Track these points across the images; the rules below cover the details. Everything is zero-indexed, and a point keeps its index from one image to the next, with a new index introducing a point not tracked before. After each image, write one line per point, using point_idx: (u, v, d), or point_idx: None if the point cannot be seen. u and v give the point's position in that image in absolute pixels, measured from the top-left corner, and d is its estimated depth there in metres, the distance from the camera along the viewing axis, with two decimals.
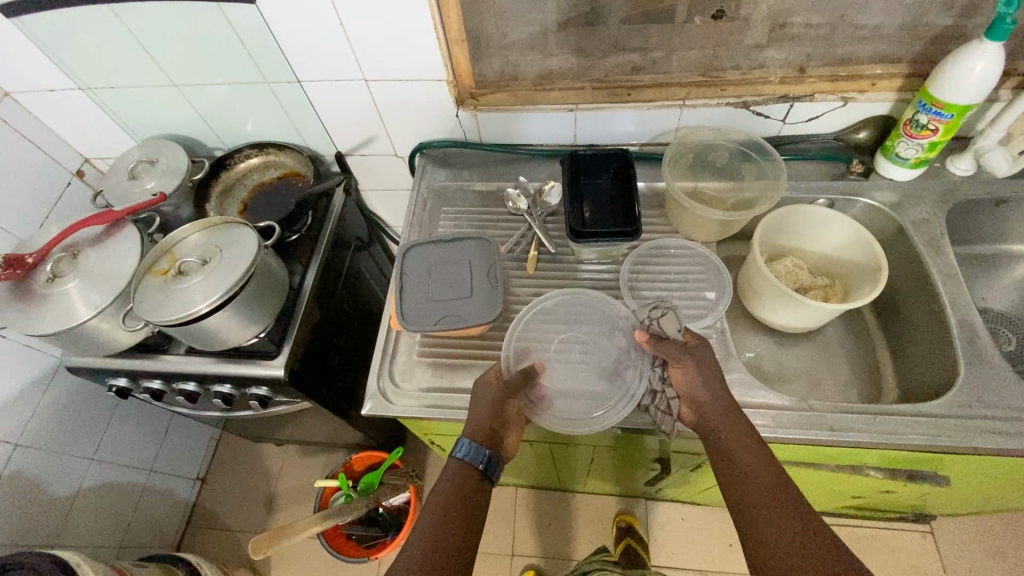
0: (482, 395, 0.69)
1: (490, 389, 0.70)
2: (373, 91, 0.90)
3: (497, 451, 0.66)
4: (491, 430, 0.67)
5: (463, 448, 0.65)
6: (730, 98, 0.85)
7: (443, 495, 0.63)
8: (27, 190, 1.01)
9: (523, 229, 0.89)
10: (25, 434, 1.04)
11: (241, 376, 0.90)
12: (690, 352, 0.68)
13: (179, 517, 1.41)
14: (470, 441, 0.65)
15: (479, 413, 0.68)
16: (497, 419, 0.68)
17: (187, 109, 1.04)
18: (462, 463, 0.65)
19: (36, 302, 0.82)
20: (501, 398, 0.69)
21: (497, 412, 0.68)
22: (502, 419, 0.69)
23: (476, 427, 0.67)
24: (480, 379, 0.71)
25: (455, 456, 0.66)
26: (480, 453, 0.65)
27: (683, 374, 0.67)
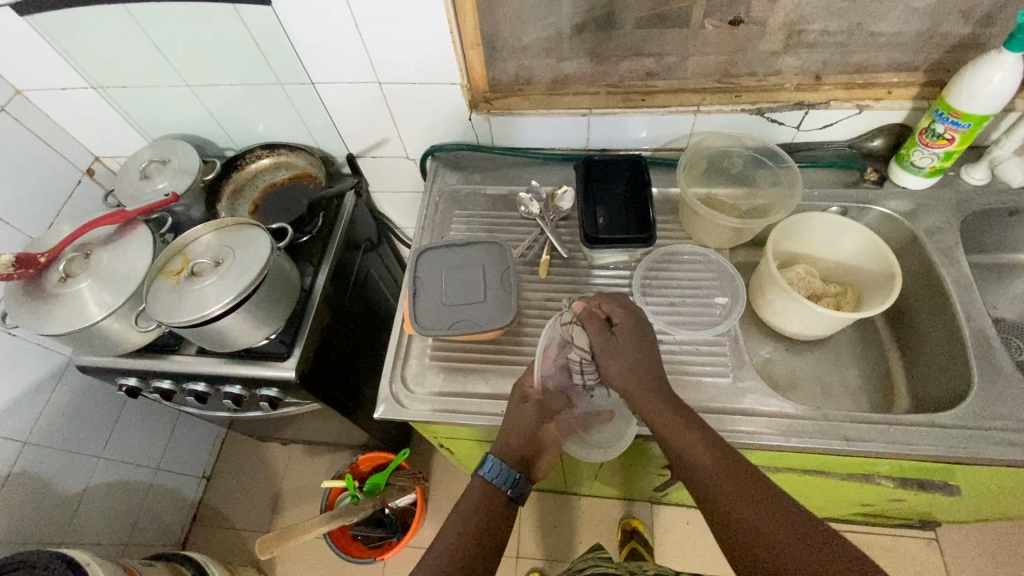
0: (521, 414, 0.69)
1: (527, 409, 0.69)
2: (386, 93, 0.90)
3: (523, 475, 0.67)
4: (521, 455, 0.68)
5: (488, 466, 0.67)
6: (745, 105, 0.85)
7: (466, 510, 0.65)
8: (38, 188, 1.01)
9: (536, 233, 0.89)
10: (33, 432, 1.04)
11: (252, 378, 0.90)
12: (611, 337, 0.67)
13: (185, 515, 1.41)
14: (496, 459, 0.67)
15: (512, 435, 0.68)
16: (530, 444, 0.68)
17: (199, 110, 1.04)
18: (486, 482, 0.66)
19: (49, 302, 0.82)
20: (540, 424, 0.69)
21: (532, 436, 0.68)
22: (534, 444, 0.69)
23: (507, 448, 0.68)
24: (517, 396, 0.70)
25: (480, 474, 0.67)
26: (504, 474, 0.66)
27: (610, 357, 0.66)
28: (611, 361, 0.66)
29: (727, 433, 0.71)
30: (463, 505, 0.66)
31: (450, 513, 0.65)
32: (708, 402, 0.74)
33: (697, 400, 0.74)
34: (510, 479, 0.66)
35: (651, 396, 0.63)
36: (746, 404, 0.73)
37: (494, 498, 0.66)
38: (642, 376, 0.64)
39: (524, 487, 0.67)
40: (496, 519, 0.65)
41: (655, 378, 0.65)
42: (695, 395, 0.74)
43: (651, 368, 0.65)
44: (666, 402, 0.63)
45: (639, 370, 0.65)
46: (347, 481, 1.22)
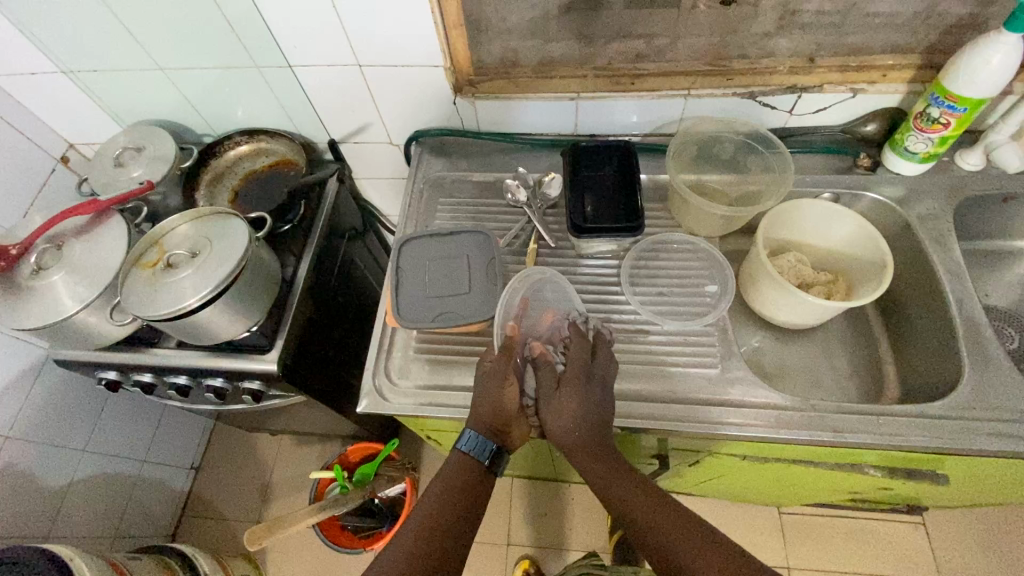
0: (486, 385, 0.68)
1: (492, 377, 0.68)
2: (366, 75, 0.87)
3: (501, 446, 0.68)
4: (497, 427, 0.68)
5: (466, 440, 0.67)
6: (737, 88, 0.83)
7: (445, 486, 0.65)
8: (10, 177, 0.98)
9: (522, 222, 0.86)
10: (14, 426, 1.02)
11: (234, 371, 0.88)
12: (554, 391, 0.68)
13: (173, 506, 1.40)
14: (473, 433, 0.66)
15: (484, 407, 0.67)
16: (502, 414, 0.68)
17: (175, 96, 1.00)
18: (465, 455, 0.67)
19: (21, 296, 0.79)
20: (504, 387, 0.68)
21: (501, 405, 0.68)
22: (506, 415, 0.68)
23: (481, 418, 0.67)
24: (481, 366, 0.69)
25: (459, 448, 0.67)
26: (482, 446, 0.66)
27: (553, 415, 0.67)
28: (553, 413, 0.67)
29: (715, 424, 0.70)
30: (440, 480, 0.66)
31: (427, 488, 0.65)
32: (697, 394, 0.73)
33: (686, 392, 0.73)
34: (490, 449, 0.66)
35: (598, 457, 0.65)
36: (735, 395, 0.72)
37: (476, 468, 0.67)
38: (584, 432, 0.65)
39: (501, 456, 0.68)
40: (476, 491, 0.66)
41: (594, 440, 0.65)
42: (684, 387, 0.73)
43: (590, 425, 0.65)
44: (607, 464, 0.64)
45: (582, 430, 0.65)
46: (336, 472, 1.23)
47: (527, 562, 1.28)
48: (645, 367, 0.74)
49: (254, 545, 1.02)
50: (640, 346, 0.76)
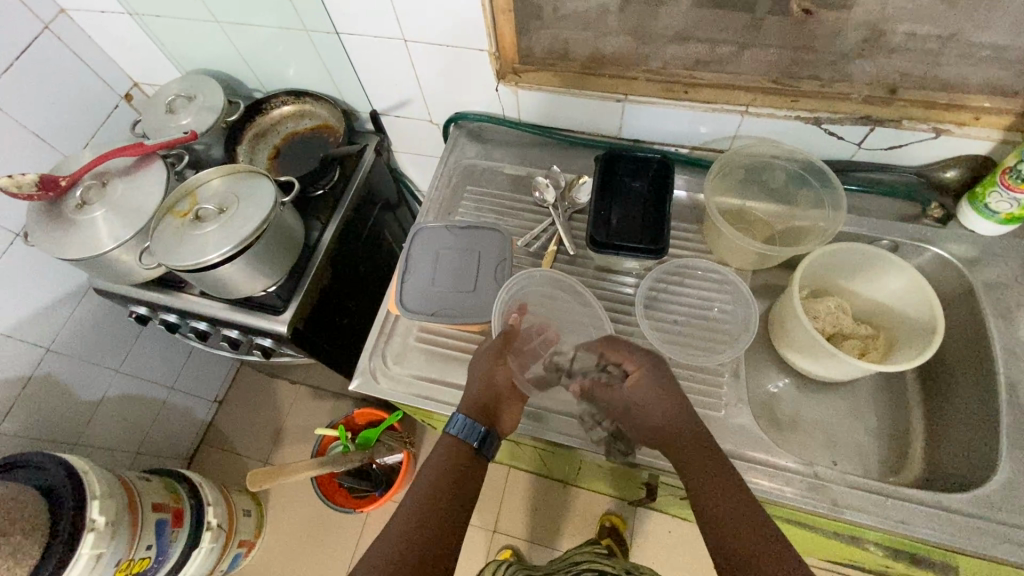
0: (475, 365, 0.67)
1: (484, 359, 0.67)
2: (411, 51, 0.85)
3: (492, 429, 0.64)
4: (488, 407, 0.65)
5: (455, 424, 0.64)
6: (801, 112, 0.75)
7: (438, 469, 0.62)
8: (74, 110, 1.03)
9: (546, 224, 0.83)
10: (56, 340, 1.10)
11: (249, 326, 0.92)
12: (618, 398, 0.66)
13: (194, 432, 1.50)
14: (463, 415, 0.64)
15: (475, 388, 0.66)
16: (489, 394, 0.65)
17: (230, 50, 1.01)
18: (455, 440, 0.63)
19: (64, 227, 0.84)
20: (494, 364, 0.67)
21: (492, 383, 0.66)
22: (495, 392, 0.65)
23: (476, 398, 0.65)
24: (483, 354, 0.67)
25: (449, 434, 0.64)
26: (474, 430, 0.63)
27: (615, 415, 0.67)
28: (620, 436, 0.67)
29: None
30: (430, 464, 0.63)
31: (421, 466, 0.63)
32: None
33: None
34: (479, 435, 0.63)
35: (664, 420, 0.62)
36: (734, 446, 0.68)
37: (465, 453, 0.63)
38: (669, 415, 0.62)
39: (492, 441, 0.64)
40: (464, 484, 0.61)
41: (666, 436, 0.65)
42: None
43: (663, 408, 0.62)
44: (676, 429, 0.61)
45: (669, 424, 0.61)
46: (339, 432, 1.28)
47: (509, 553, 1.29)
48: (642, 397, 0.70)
49: (258, 487, 1.06)
50: None
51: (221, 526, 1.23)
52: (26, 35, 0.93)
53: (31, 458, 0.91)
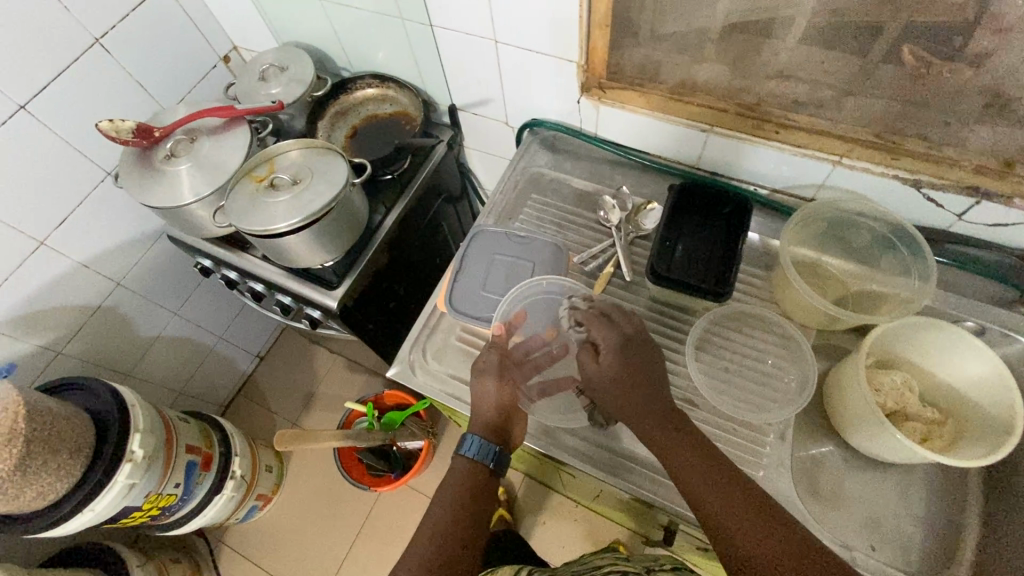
0: (481, 387, 0.67)
1: (486, 377, 0.67)
2: (500, 52, 0.84)
3: (504, 446, 0.66)
4: (500, 426, 0.66)
5: (468, 445, 0.65)
6: (898, 171, 0.70)
7: (456, 487, 0.64)
8: (177, 65, 1.09)
9: (606, 245, 0.81)
10: (128, 276, 1.17)
11: (301, 295, 0.95)
12: (595, 365, 0.63)
13: (232, 381, 1.58)
14: (474, 437, 0.65)
15: (481, 411, 0.66)
16: (501, 412, 0.66)
17: (325, 27, 1.04)
18: (470, 462, 0.65)
19: (152, 174, 0.89)
20: (497, 385, 0.67)
21: (500, 403, 0.66)
22: (504, 411, 0.67)
23: (487, 421, 0.66)
24: (479, 374, 0.68)
25: (463, 455, 0.65)
26: (488, 451, 0.64)
27: (587, 367, 0.64)
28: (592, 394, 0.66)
29: None
30: (443, 492, 0.65)
31: (438, 488, 0.65)
32: None
33: None
34: (493, 455, 0.65)
35: (665, 419, 0.60)
36: None
37: (481, 475, 0.65)
38: (665, 410, 0.60)
39: (506, 459, 0.66)
40: (481, 500, 0.64)
41: (635, 399, 0.61)
42: None
43: (642, 379, 0.61)
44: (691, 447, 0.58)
45: (653, 405, 0.60)
46: (367, 409, 1.31)
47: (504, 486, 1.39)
48: None
49: (282, 446, 1.06)
50: None
51: (244, 477, 1.29)
52: None
53: (87, 383, 0.98)
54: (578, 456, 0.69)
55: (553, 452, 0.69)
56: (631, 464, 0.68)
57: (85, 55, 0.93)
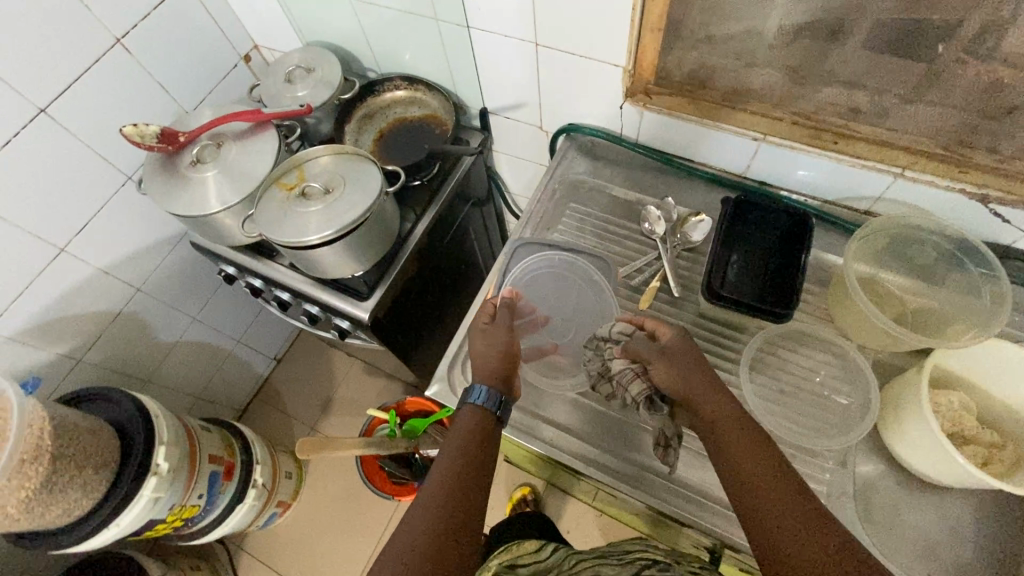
0: (483, 340, 0.68)
1: (487, 331, 0.68)
2: (540, 55, 0.81)
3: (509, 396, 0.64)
4: (504, 376, 0.65)
5: (476, 395, 0.62)
6: (965, 185, 0.67)
7: (461, 437, 0.59)
8: (198, 65, 1.06)
9: (651, 259, 0.78)
10: (147, 282, 1.14)
11: (329, 306, 0.92)
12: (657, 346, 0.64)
13: (249, 385, 1.56)
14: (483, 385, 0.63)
15: (484, 363, 0.65)
16: (505, 362, 0.66)
17: (353, 27, 1.01)
18: (478, 411, 0.61)
19: (177, 181, 0.86)
20: (499, 338, 0.68)
21: (503, 354, 0.66)
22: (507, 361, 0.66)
23: (489, 373, 0.64)
24: (479, 327, 0.69)
25: (470, 404, 0.62)
26: (495, 397, 0.62)
27: (643, 348, 0.64)
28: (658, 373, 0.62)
29: None
30: (448, 444, 0.59)
31: (441, 441, 0.59)
32: None
33: None
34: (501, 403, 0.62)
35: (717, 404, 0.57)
36: None
37: (489, 424, 0.61)
38: (723, 399, 0.58)
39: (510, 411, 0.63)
40: (488, 453, 0.59)
41: (712, 385, 0.59)
42: None
43: (704, 371, 0.60)
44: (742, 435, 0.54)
45: (710, 394, 0.58)
46: (389, 416, 1.29)
47: (528, 488, 1.39)
48: None
49: (303, 454, 1.03)
50: None
51: (265, 486, 1.27)
52: None
53: (108, 394, 0.95)
54: (602, 468, 0.69)
55: (558, 454, 0.70)
56: (608, 454, 0.70)
57: (106, 56, 0.90)
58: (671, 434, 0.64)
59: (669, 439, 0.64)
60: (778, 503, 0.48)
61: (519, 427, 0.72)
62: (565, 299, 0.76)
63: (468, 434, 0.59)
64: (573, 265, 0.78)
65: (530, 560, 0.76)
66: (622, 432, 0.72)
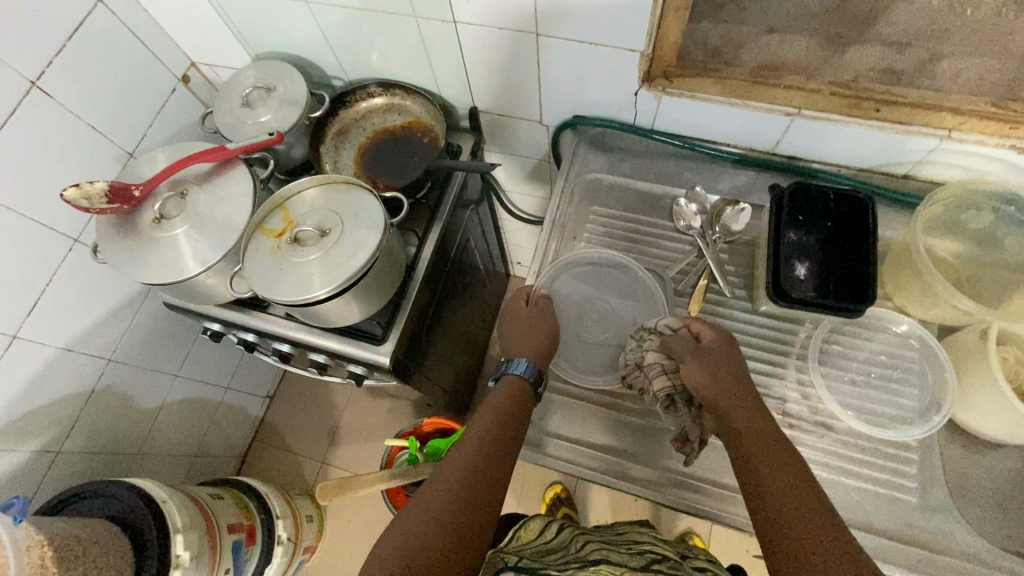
0: (518, 319, 0.70)
1: (524, 314, 0.71)
2: (542, 47, 0.72)
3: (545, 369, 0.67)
4: (541, 350, 0.67)
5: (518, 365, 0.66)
6: (1017, 141, 0.63)
7: (498, 405, 0.62)
8: (131, 97, 0.90)
9: (694, 258, 0.73)
10: (118, 350, 1.01)
11: (341, 353, 0.82)
12: (693, 343, 0.61)
13: (246, 430, 1.45)
14: (526, 359, 0.66)
15: (523, 338, 0.68)
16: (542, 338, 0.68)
17: (310, 33, 0.88)
18: (519, 380, 0.65)
19: (141, 244, 0.73)
20: (535, 320, 0.70)
21: (541, 331, 0.69)
22: (543, 340, 0.68)
23: (534, 346, 0.67)
24: (514, 307, 0.72)
25: (511, 373, 0.65)
26: (535, 370, 0.65)
27: (676, 344, 0.61)
28: (690, 375, 0.58)
29: (899, 564, 0.59)
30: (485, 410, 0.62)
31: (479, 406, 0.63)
32: (882, 518, 0.61)
33: (870, 517, 0.61)
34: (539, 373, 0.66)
35: (743, 404, 0.56)
36: (927, 533, 0.61)
37: (525, 391, 0.64)
38: (752, 402, 0.56)
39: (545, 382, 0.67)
40: (518, 421, 0.62)
41: (747, 398, 0.57)
42: (869, 509, 0.61)
43: (738, 374, 0.59)
44: (763, 438, 0.53)
45: (739, 395, 0.57)
46: (408, 443, 1.21)
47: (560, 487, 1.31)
48: (821, 474, 0.63)
49: (324, 498, 0.97)
50: (812, 442, 0.64)
51: (291, 539, 1.19)
52: (80, 10, 0.79)
53: (103, 489, 0.85)
54: (674, 493, 0.64)
55: (622, 484, 0.65)
56: (628, 461, 0.66)
57: (21, 105, 0.75)
58: (693, 437, 0.60)
59: (694, 439, 0.60)
60: (790, 516, 0.47)
61: (564, 458, 0.67)
62: (600, 299, 0.72)
63: (499, 416, 0.61)
64: (609, 261, 0.73)
65: (534, 542, 0.61)
66: (657, 436, 0.67)
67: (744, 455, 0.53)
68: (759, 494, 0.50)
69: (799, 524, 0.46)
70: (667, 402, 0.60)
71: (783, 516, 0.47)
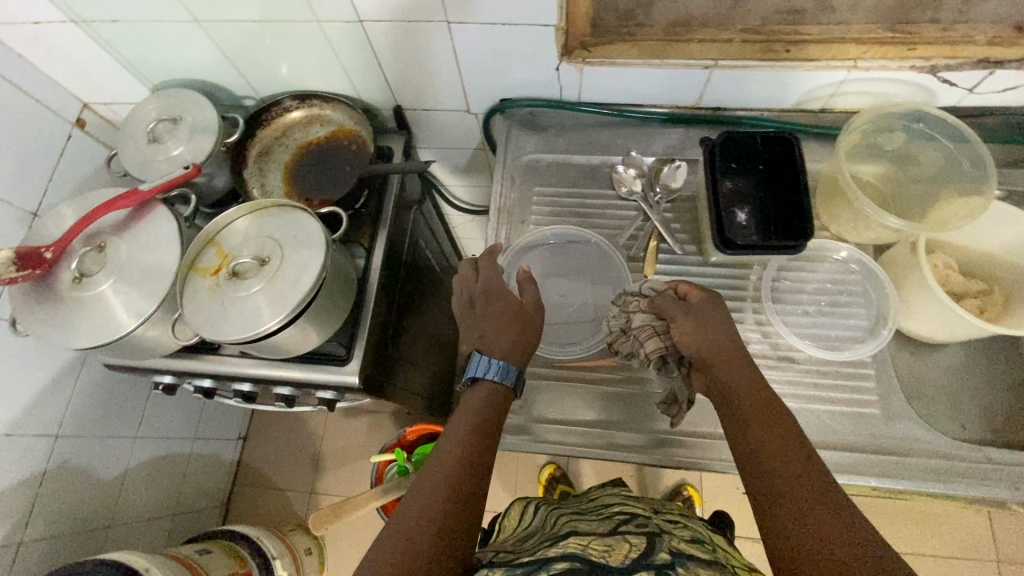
0: (488, 314, 0.66)
1: (494, 308, 0.66)
2: (455, 34, 0.70)
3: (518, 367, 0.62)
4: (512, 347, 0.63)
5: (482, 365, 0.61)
6: (916, 61, 0.67)
7: (471, 412, 0.59)
8: (23, 151, 0.83)
9: (641, 222, 0.74)
10: (64, 424, 0.94)
11: (306, 382, 0.79)
12: (681, 304, 0.60)
13: (223, 476, 1.39)
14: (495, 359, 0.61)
15: (496, 333, 0.63)
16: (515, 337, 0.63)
17: (208, 54, 0.83)
18: (492, 383, 0.61)
19: (64, 308, 0.68)
20: (505, 316, 0.65)
21: (514, 326, 0.64)
22: (516, 337, 0.63)
23: (505, 344, 0.63)
24: (480, 303, 0.67)
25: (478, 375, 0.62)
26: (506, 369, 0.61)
27: (664, 307, 0.60)
28: (681, 333, 0.58)
29: (873, 473, 0.63)
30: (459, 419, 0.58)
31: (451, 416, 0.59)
32: (852, 434, 0.65)
33: (840, 436, 0.65)
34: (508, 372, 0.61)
35: (732, 361, 0.57)
36: (893, 439, 0.65)
37: (496, 392, 0.61)
38: (741, 360, 0.57)
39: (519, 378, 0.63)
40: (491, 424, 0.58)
41: (740, 357, 0.57)
42: (839, 429, 0.65)
43: (727, 333, 0.58)
44: (751, 393, 0.54)
45: (728, 352, 0.57)
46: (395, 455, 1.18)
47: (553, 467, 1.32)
48: (792, 405, 0.66)
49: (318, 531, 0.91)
50: (779, 376, 0.67)
51: None
52: None
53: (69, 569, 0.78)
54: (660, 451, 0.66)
55: (610, 453, 0.67)
56: (601, 429, 0.67)
57: None
58: (682, 394, 0.61)
59: (682, 397, 0.61)
60: (776, 467, 0.48)
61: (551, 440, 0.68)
62: (560, 277, 0.73)
63: (475, 421, 0.57)
64: (562, 240, 0.74)
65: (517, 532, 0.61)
66: (635, 400, 0.69)
67: (733, 410, 0.54)
68: (750, 450, 0.51)
69: (783, 474, 0.48)
70: (657, 360, 0.61)
71: (776, 472, 0.48)
